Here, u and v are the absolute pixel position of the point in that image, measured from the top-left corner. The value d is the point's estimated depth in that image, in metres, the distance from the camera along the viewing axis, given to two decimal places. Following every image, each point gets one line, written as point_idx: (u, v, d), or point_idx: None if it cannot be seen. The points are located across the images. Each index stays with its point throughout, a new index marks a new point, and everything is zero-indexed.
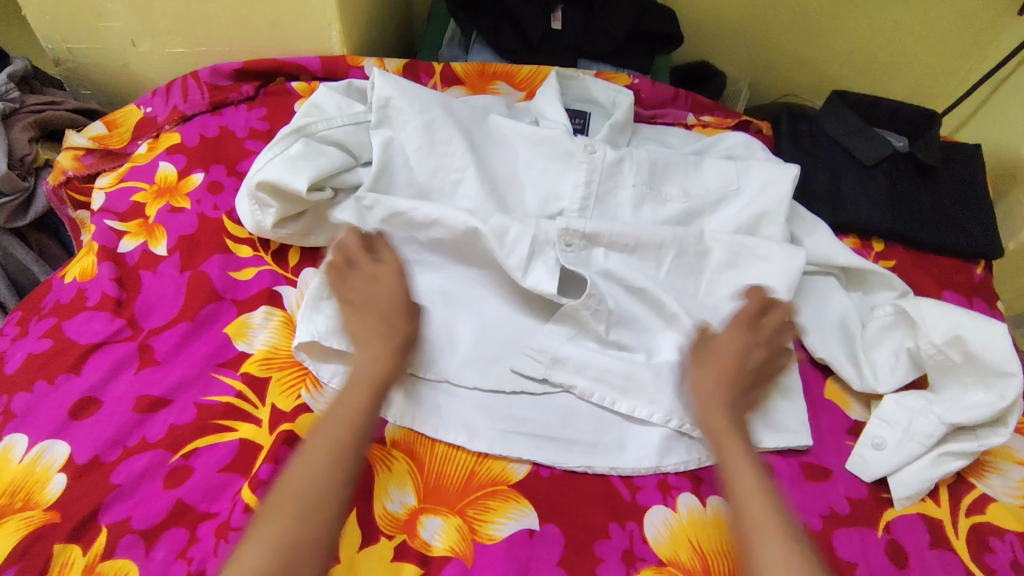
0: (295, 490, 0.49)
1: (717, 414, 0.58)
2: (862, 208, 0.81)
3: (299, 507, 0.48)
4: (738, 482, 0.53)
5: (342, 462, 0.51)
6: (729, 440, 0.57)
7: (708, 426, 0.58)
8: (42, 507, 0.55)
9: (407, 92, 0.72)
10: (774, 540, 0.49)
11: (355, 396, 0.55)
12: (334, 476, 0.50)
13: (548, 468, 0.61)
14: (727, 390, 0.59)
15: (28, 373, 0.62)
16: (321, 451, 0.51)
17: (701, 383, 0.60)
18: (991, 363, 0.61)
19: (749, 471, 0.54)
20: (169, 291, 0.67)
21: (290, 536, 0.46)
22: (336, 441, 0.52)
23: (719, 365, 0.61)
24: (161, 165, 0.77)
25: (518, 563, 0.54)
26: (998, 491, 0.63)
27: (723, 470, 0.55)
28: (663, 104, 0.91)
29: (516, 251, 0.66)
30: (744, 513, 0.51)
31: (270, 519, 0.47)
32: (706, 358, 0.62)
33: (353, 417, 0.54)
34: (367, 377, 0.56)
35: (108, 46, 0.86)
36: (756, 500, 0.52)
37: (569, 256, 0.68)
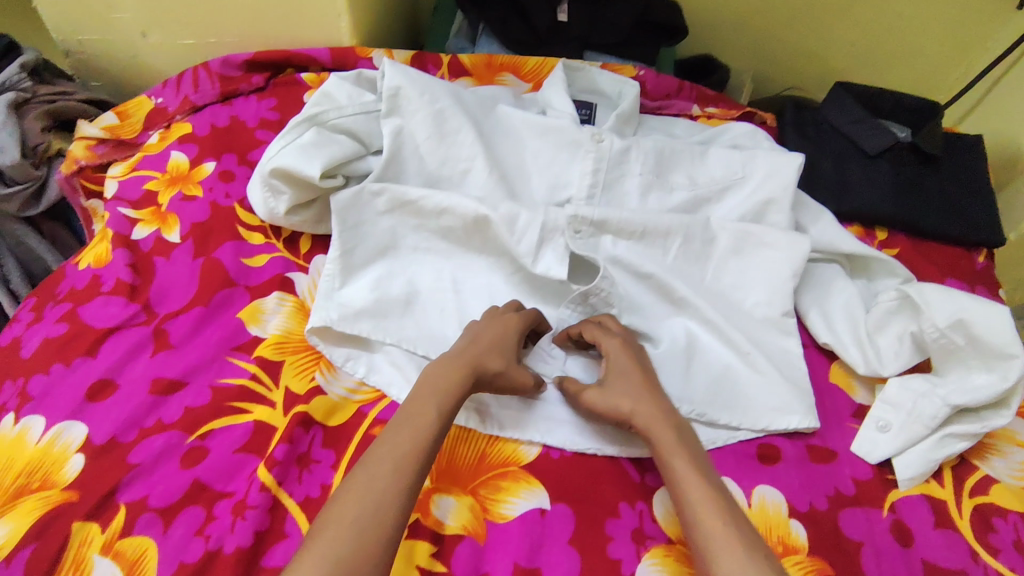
0: (358, 497, 0.46)
1: (657, 423, 0.56)
2: (865, 196, 0.82)
3: (360, 516, 0.45)
4: (688, 492, 0.51)
5: (404, 476, 0.48)
6: (669, 449, 0.54)
7: (649, 434, 0.56)
8: (60, 486, 0.55)
9: (415, 82, 0.73)
10: (734, 548, 0.46)
11: (428, 408, 0.53)
12: (395, 491, 0.47)
13: (558, 450, 0.62)
14: (652, 402, 0.57)
15: (45, 357, 0.63)
16: (388, 463, 0.49)
17: (622, 397, 0.58)
18: (994, 345, 0.62)
19: (697, 479, 0.51)
20: (183, 277, 0.68)
21: (349, 545, 0.44)
22: (401, 457, 0.49)
23: (631, 381, 0.59)
24: (173, 154, 0.78)
25: (531, 540, 0.55)
26: (1000, 472, 0.64)
27: (670, 480, 0.53)
28: (668, 96, 0.92)
29: (526, 236, 0.67)
30: (699, 526, 0.49)
31: (328, 532, 0.44)
32: (610, 378, 0.60)
33: (422, 432, 0.51)
34: (443, 389, 0.54)
35: (120, 38, 0.87)
36: (709, 510, 0.49)
37: (578, 243, 0.68)
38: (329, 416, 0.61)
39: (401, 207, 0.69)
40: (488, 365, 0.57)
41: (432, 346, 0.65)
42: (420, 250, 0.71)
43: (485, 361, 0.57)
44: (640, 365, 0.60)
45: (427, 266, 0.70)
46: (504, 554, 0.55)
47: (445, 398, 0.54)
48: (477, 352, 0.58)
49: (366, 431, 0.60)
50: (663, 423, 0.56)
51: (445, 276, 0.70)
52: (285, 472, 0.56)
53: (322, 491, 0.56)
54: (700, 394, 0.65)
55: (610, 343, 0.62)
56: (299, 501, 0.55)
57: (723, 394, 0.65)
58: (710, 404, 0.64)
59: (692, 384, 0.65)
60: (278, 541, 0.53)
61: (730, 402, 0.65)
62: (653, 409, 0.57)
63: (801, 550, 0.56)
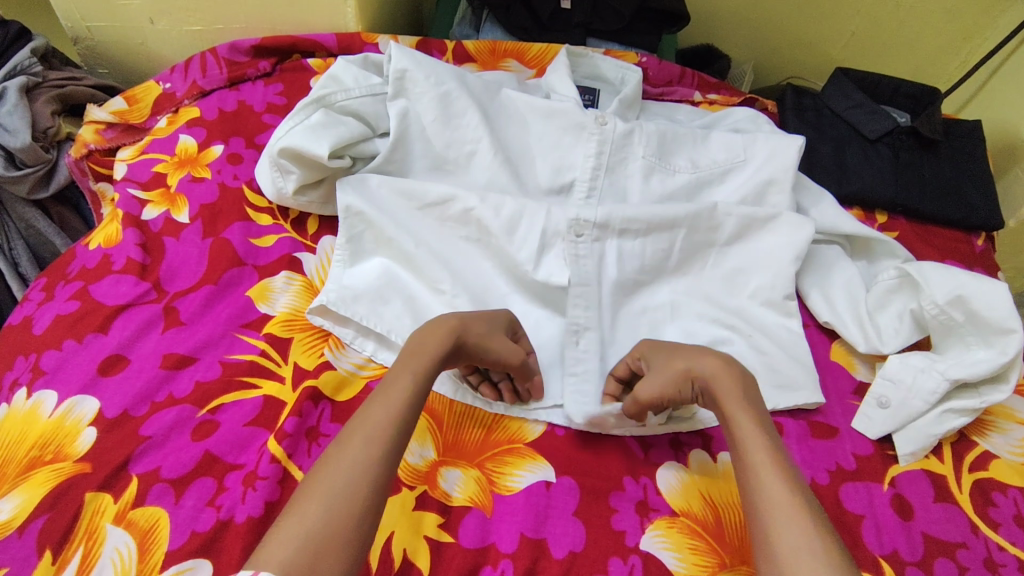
0: (328, 475, 0.45)
1: (727, 385, 0.54)
2: (866, 179, 0.83)
3: (328, 494, 0.43)
4: (755, 456, 0.49)
5: (376, 447, 0.47)
6: (738, 411, 0.52)
7: (716, 393, 0.54)
8: (73, 458, 0.56)
9: (422, 65, 0.74)
10: (799, 519, 0.45)
11: (402, 378, 0.51)
12: (371, 459, 0.46)
13: (564, 428, 0.63)
14: (721, 366, 0.56)
15: (58, 333, 0.64)
16: (358, 434, 0.47)
17: (686, 360, 0.57)
18: (991, 320, 0.63)
19: (764, 444, 0.50)
20: (192, 257, 0.69)
21: (318, 524, 0.42)
22: (372, 431, 0.47)
23: (693, 350, 0.58)
24: (181, 137, 0.79)
25: (537, 512, 0.56)
26: (1000, 448, 0.65)
27: (735, 441, 0.51)
28: (670, 83, 0.93)
29: (526, 243, 0.68)
30: (764, 489, 0.47)
31: (305, 505, 0.43)
32: (654, 365, 0.59)
33: (396, 402, 0.50)
34: (427, 356, 0.53)
35: (127, 24, 0.88)
36: (773, 476, 0.47)
37: (580, 247, 0.68)
38: (338, 391, 0.62)
39: (410, 199, 0.70)
40: (470, 330, 0.56)
41: None
42: (420, 250, 0.68)
43: (468, 325, 0.57)
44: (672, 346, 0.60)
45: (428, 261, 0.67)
46: (510, 525, 0.55)
47: (419, 368, 0.52)
48: (460, 317, 0.57)
49: None
50: (732, 386, 0.54)
51: (445, 279, 0.67)
52: (295, 444, 0.57)
53: None
54: None
55: (642, 347, 0.62)
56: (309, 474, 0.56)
57: None
58: None
59: None
60: None
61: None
62: (724, 373, 0.55)
63: None
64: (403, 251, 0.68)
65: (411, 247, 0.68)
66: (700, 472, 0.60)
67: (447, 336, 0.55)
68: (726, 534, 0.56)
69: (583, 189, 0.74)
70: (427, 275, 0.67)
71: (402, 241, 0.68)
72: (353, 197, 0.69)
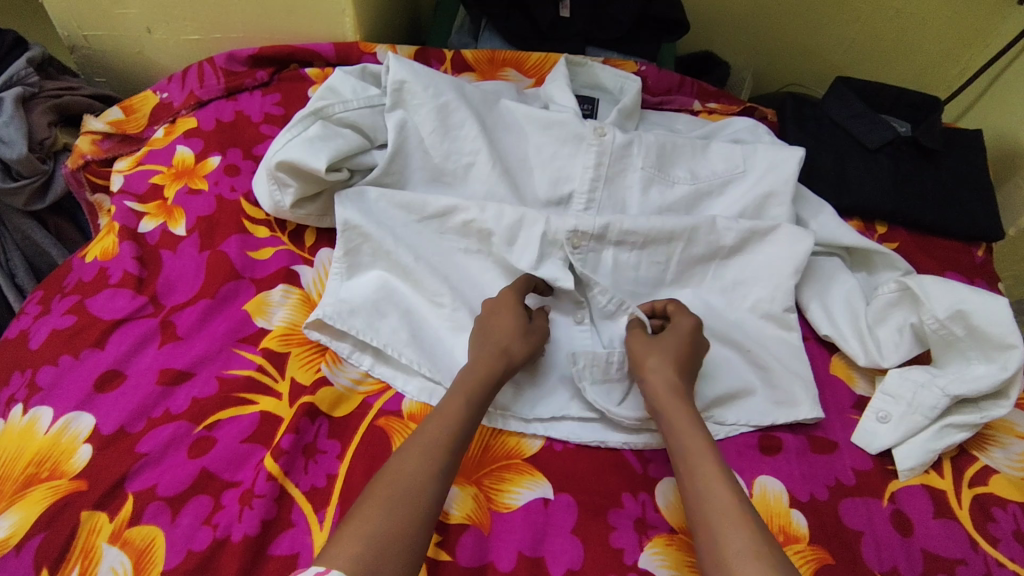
0: (389, 483, 0.48)
1: (673, 396, 0.58)
2: (866, 189, 0.83)
3: (391, 500, 0.47)
4: (703, 471, 0.52)
5: (438, 459, 0.51)
6: (683, 421, 0.56)
7: (663, 401, 0.58)
8: (69, 475, 0.56)
9: (421, 76, 0.74)
10: (741, 529, 0.47)
11: (456, 399, 0.55)
12: (429, 473, 0.50)
13: (562, 442, 0.63)
14: (675, 371, 0.59)
15: (54, 348, 0.64)
16: (417, 448, 0.51)
17: (649, 355, 0.60)
18: (993, 335, 0.63)
19: (708, 452, 0.53)
20: (189, 270, 0.69)
21: (385, 527, 0.46)
22: (430, 445, 0.51)
23: (666, 347, 0.60)
24: (178, 148, 0.79)
25: (535, 530, 0.56)
26: (1000, 464, 0.64)
27: (681, 451, 0.54)
28: (670, 92, 0.92)
29: (526, 253, 0.68)
30: (707, 500, 0.50)
31: (370, 510, 0.46)
32: (659, 336, 0.62)
33: (451, 420, 0.53)
34: (481, 378, 0.57)
35: (124, 33, 0.87)
36: (718, 484, 0.51)
37: (575, 258, 0.69)
38: (335, 407, 0.62)
39: (408, 212, 0.70)
40: (513, 352, 0.59)
41: (427, 362, 0.63)
42: (417, 262, 0.67)
43: (511, 349, 0.59)
44: (693, 343, 0.61)
45: (428, 275, 0.67)
46: (508, 543, 0.55)
47: (473, 391, 0.56)
48: (502, 342, 0.59)
49: (372, 422, 0.61)
50: (675, 398, 0.58)
51: (445, 291, 0.66)
52: (292, 461, 0.57)
53: (328, 481, 0.57)
54: (710, 392, 0.64)
55: (683, 325, 0.62)
56: (305, 491, 0.56)
57: (728, 381, 0.66)
58: (708, 398, 0.64)
59: (702, 380, 0.65)
60: (284, 530, 0.54)
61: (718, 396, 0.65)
62: (673, 381, 0.58)
63: (802, 539, 0.57)
64: (402, 264, 0.68)
65: (409, 260, 0.67)
66: None
67: (496, 364, 0.58)
68: None
69: (581, 201, 0.74)
70: (427, 287, 0.67)
71: (400, 254, 0.68)
72: (354, 213, 0.68)
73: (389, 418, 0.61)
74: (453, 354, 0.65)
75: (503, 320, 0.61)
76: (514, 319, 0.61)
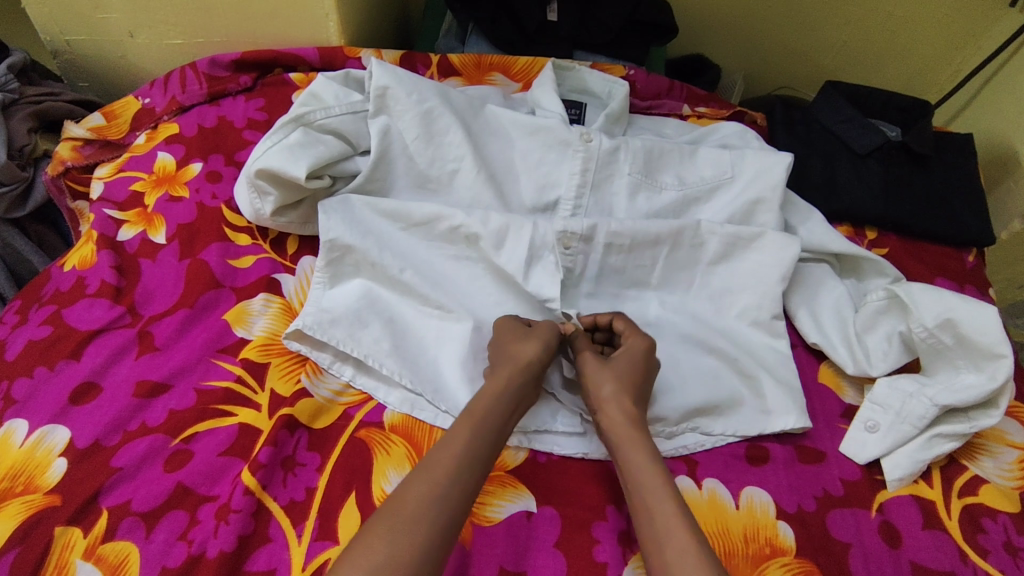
0: (452, 447, 0.51)
1: (624, 428, 0.56)
2: (856, 194, 0.82)
3: (455, 462, 0.50)
4: (657, 510, 0.49)
5: (491, 428, 0.54)
6: (639, 452, 0.54)
7: (614, 433, 0.56)
8: (44, 490, 0.55)
9: (404, 82, 0.72)
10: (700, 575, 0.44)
11: (488, 395, 0.55)
12: (479, 438, 0.52)
13: (545, 454, 0.62)
14: (629, 401, 0.57)
15: (29, 360, 0.63)
16: (474, 414, 0.54)
17: (604, 382, 0.58)
18: (982, 345, 0.62)
19: (665, 487, 0.51)
20: (169, 280, 0.68)
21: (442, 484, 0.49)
22: (488, 412, 0.54)
23: (620, 372, 0.58)
24: (159, 155, 0.78)
25: (517, 544, 0.55)
26: (990, 473, 0.64)
27: (636, 488, 0.52)
28: (658, 96, 0.92)
29: (514, 256, 0.67)
30: (665, 544, 0.47)
31: (431, 471, 0.49)
32: (612, 359, 0.60)
33: (505, 389, 0.56)
34: (516, 366, 0.57)
35: (107, 38, 0.86)
36: (679, 529, 0.48)
37: (569, 259, 0.68)
38: (314, 419, 0.61)
39: (393, 220, 0.69)
40: (524, 356, 0.58)
41: (410, 372, 0.62)
42: (406, 273, 0.67)
43: (523, 356, 0.58)
44: (646, 369, 0.59)
45: (415, 287, 0.67)
46: (490, 558, 0.54)
47: (523, 364, 0.58)
48: (513, 351, 0.59)
49: (352, 434, 0.60)
50: (631, 428, 0.55)
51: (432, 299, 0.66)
52: (270, 475, 0.56)
53: (307, 494, 0.56)
54: (694, 401, 0.64)
55: (637, 347, 0.60)
56: (284, 505, 0.55)
57: (714, 390, 0.65)
58: (694, 411, 0.63)
59: (686, 389, 0.65)
60: (262, 545, 0.53)
61: (704, 404, 0.64)
62: (625, 409, 0.56)
63: (788, 551, 0.56)
64: (387, 274, 0.67)
65: (396, 270, 0.67)
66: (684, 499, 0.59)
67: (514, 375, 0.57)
68: None
69: (568, 207, 0.73)
70: (418, 292, 0.66)
71: (386, 263, 0.67)
72: (338, 227, 0.67)
73: (369, 430, 0.60)
74: (436, 365, 0.64)
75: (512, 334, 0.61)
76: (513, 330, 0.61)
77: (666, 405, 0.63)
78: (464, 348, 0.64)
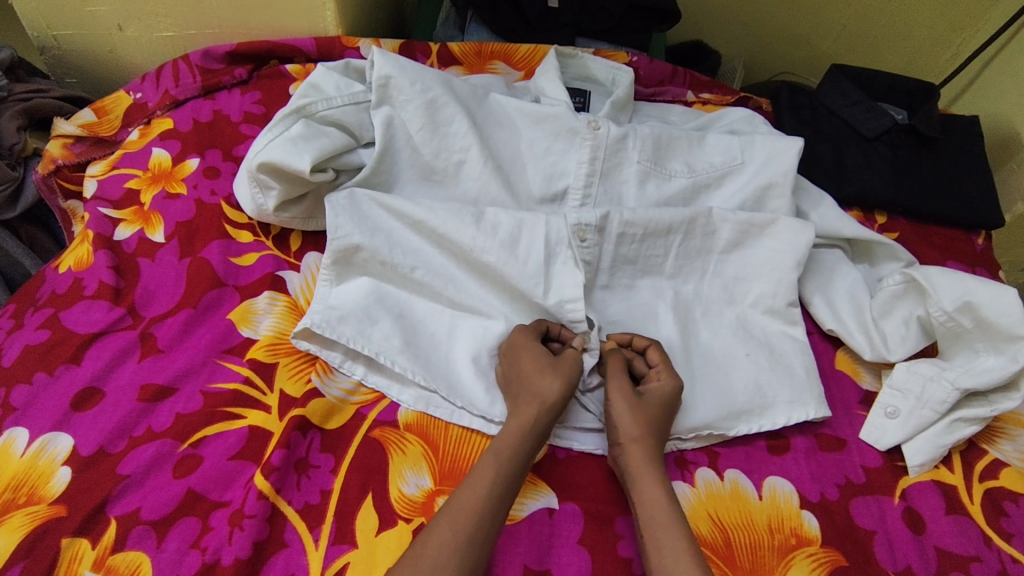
0: (478, 488, 0.50)
1: (640, 465, 0.54)
2: (865, 177, 0.81)
3: (482, 504, 0.49)
4: (667, 555, 0.49)
5: (514, 465, 0.52)
6: (654, 485, 0.53)
7: (629, 468, 0.55)
8: (48, 501, 0.53)
9: (407, 71, 0.70)
10: None
11: (511, 434, 0.54)
12: (505, 473, 0.51)
13: (565, 449, 0.60)
14: (650, 437, 0.56)
15: (27, 365, 0.61)
16: (504, 452, 0.53)
17: (626, 416, 0.57)
18: (1001, 327, 0.61)
19: (677, 526, 0.50)
20: (169, 279, 0.66)
21: (471, 528, 0.47)
22: (513, 449, 0.53)
23: (646, 409, 0.57)
24: (154, 150, 0.75)
25: (540, 542, 0.54)
26: (1010, 456, 0.63)
27: (645, 527, 0.51)
28: (662, 83, 0.90)
29: (531, 259, 0.64)
30: None
31: (461, 508, 0.48)
32: (637, 394, 0.58)
33: (530, 423, 0.54)
34: (544, 398, 0.56)
35: (94, 31, 0.84)
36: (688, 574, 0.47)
37: (585, 252, 0.66)
38: (327, 419, 0.59)
39: (399, 218, 0.66)
40: (549, 396, 0.56)
41: (426, 372, 0.60)
42: (418, 271, 0.65)
43: (545, 392, 0.56)
44: (672, 410, 0.58)
45: (423, 290, 0.65)
46: (514, 557, 0.52)
47: (547, 399, 0.56)
48: (534, 386, 0.57)
49: (366, 433, 0.58)
50: (651, 467, 0.54)
51: (444, 300, 0.65)
52: (283, 478, 0.54)
53: (322, 497, 0.54)
54: (711, 396, 0.63)
55: (665, 388, 0.58)
56: (299, 509, 0.53)
57: (732, 381, 0.64)
58: (712, 404, 0.62)
59: (699, 383, 0.64)
60: (278, 551, 0.51)
61: (720, 392, 0.63)
62: (643, 447, 0.55)
63: (814, 541, 0.56)
64: (400, 272, 0.65)
65: (409, 269, 0.64)
66: (707, 491, 0.58)
67: (535, 414, 0.55)
68: (737, 557, 0.54)
69: (577, 197, 0.72)
70: (431, 289, 0.65)
71: (399, 263, 0.64)
72: (348, 225, 0.64)
73: (384, 429, 0.59)
74: (449, 361, 0.63)
75: (532, 358, 0.58)
76: (535, 356, 0.58)
77: (688, 402, 0.62)
78: (486, 344, 0.63)
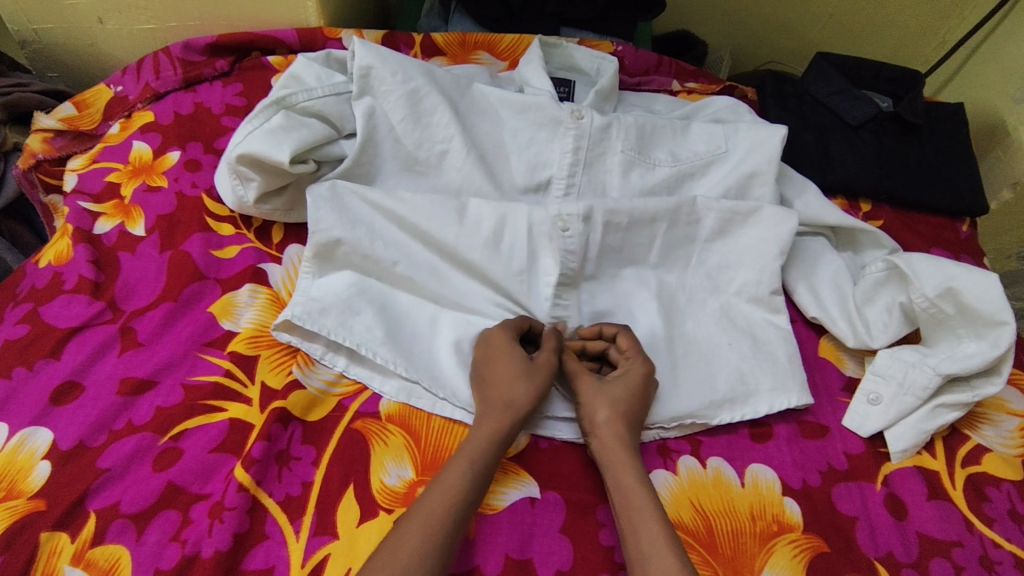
0: (447, 486, 0.50)
1: (615, 456, 0.54)
2: (849, 165, 0.81)
3: (449, 500, 0.49)
4: (644, 541, 0.49)
5: (483, 462, 0.52)
6: (629, 474, 0.53)
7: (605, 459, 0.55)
8: (27, 495, 0.52)
9: (388, 61, 0.70)
10: None
11: (481, 434, 0.54)
12: (473, 470, 0.51)
13: (548, 439, 0.60)
14: (623, 426, 0.56)
15: (6, 360, 0.60)
16: (473, 450, 0.53)
17: (601, 406, 0.57)
18: (984, 312, 0.61)
19: (653, 512, 0.50)
20: (150, 272, 0.66)
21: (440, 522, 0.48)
22: (482, 446, 0.53)
23: (616, 398, 0.57)
24: (134, 144, 0.75)
25: (522, 531, 0.54)
26: (993, 441, 0.63)
27: (623, 515, 0.51)
28: (647, 72, 0.90)
29: (515, 255, 0.65)
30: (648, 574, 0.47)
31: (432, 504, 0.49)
32: (609, 381, 0.59)
33: (500, 424, 0.54)
34: (513, 399, 0.56)
35: (74, 25, 0.83)
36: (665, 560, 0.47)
37: (567, 243, 0.65)
38: (308, 411, 0.59)
39: (382, 212, 0.66)
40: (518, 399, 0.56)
41: (408, 362, 0.60)
42: (400, 265, 0.65)
43: (515, 398, 0.56)
44: (643, 395, 0.58)
45: (405, 282, 0.65)
46: (495, 546, 0.53)
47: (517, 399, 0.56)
48: (504, 391, 0.56)
49: (348, 425, 0.58)
50: (625, 456, 0.54)
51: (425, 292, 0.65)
52: (264, 470, 0.54)
53: (303, 489, 0.54)
54: (694, 384, 0.63)
55: (637, 371, 0.59)
56: (280, 500, 0.53)
57: (715, 369, 0.64)
58: (695, 393, 0.62)
59: (682, 371, 0.64)
60: (259, 543, 0.51)
61: (703, 381, 0.63)
62: (616, 438, 0.55)
63: (796, 527, 0.56)
64: (381, 264, 0.64)
65: (390, 261, 0.64)
66: (689, 479, 0.58)
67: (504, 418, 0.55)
68: (719, 544, 0.54)
69: (560, 186, 0.71)
70: (412, 280, 0.65)
71: (380, 256, 0.64)
72: (328, 219, 0.64)
73: (366, 420, 0.59)
74: (431, 353, 0.63)
75: (502, 361, 0.58)
76: (506, 356, 0.58)
77: (670, 391, 0.62)
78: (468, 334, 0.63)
